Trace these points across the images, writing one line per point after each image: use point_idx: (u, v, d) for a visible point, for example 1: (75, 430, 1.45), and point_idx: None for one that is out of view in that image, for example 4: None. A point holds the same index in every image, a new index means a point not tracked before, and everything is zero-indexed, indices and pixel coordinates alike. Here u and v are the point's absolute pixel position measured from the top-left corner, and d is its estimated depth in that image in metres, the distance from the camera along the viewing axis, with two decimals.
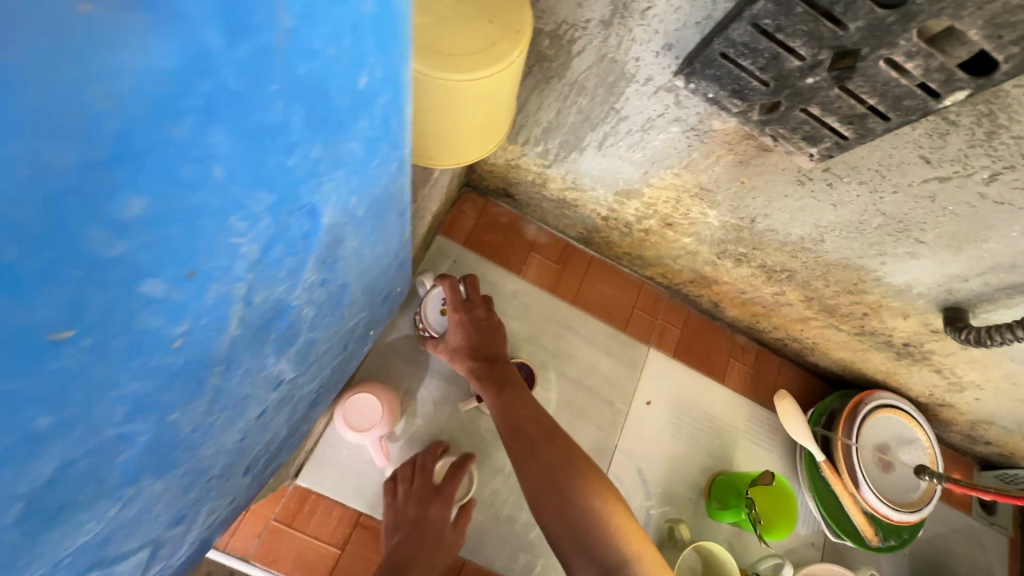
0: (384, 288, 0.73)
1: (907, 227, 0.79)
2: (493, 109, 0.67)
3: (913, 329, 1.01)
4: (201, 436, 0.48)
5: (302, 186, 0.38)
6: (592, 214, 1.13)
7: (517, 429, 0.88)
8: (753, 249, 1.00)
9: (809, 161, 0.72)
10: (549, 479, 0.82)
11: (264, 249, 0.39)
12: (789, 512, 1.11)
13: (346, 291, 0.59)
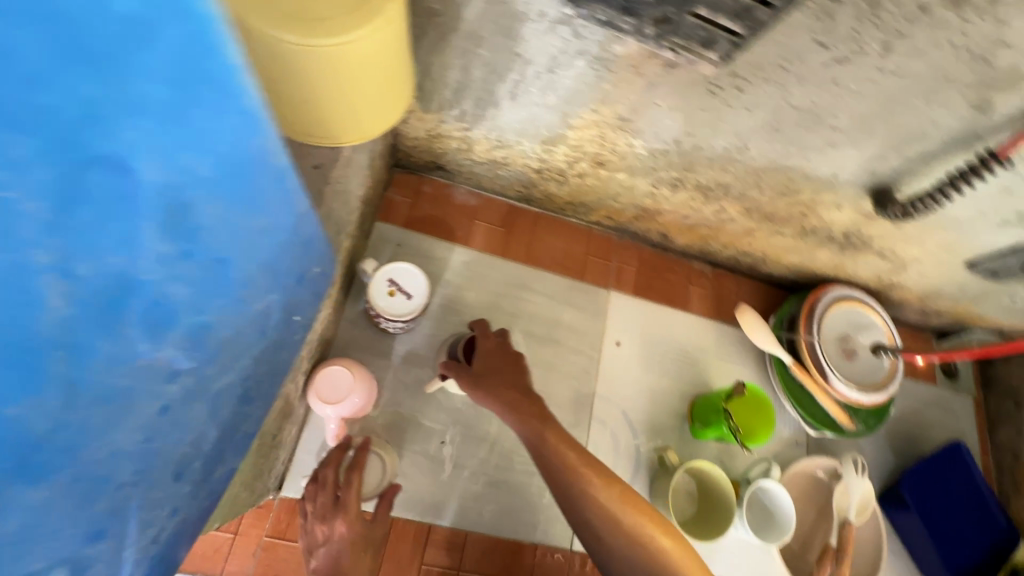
0: (307, 265, 0.60)
1: (821, 117, 0.81)
2: (381, 74, 0.65)
3: (849, 218, 1.04)
4: (71, 438, 0.34)
5: (88, 75, 0.26)
6: (525, 169, 1.12)
7: (561, 478, 0.78)
8: (685, 171, 1.01)
9: (714, 66, 0.74)
10: (607, 529, 0.75)
11: (48, 169, 0.27)
12: (768, 417, 1.13)
13: (258, 265, 0.48)
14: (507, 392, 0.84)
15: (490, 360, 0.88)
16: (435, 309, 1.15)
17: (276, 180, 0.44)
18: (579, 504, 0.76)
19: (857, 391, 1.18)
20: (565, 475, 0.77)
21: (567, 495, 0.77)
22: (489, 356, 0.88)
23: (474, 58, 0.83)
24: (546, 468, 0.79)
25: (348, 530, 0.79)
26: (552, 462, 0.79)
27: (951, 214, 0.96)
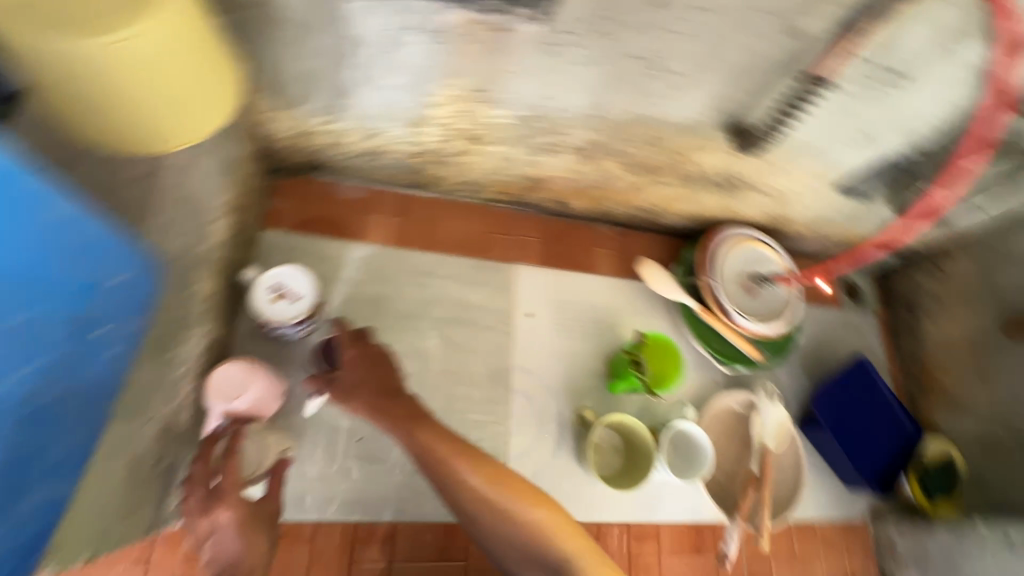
0: (101, 276, 0.64)
1: (658, 63, 0.83)
2: (188, 67, 0.64)
3: (719, 159, 1.08)
4: None
5: None
6: (404, 155, 1.11)
7: (442, 475, 0.87)
8: (555, 134, 1.02)
9: (531, 28, 0.77)
10: (483, 506, 0.84)
11: None
12: (674, 366, 1.21)
13: (13, 260, 0.56)
14: (380, 399, 0.94)
15: (356, 371, 0.96)
16: (336, 309, 1.13)
17: (9, 179, 0.50)
18: (460, 496, 0.85)
19: (760, 325, 1.25)
20: (446, 471, 0.86)
21: (451, 489, 0.86)
22: (353, 366, 0.95)
23: (311, 46, 0.82)
24: (429, 468, 0.87)
25: (234, 515, 0.73)
26: (433, 463, 0.87)
27: (805, 140, 1.01)
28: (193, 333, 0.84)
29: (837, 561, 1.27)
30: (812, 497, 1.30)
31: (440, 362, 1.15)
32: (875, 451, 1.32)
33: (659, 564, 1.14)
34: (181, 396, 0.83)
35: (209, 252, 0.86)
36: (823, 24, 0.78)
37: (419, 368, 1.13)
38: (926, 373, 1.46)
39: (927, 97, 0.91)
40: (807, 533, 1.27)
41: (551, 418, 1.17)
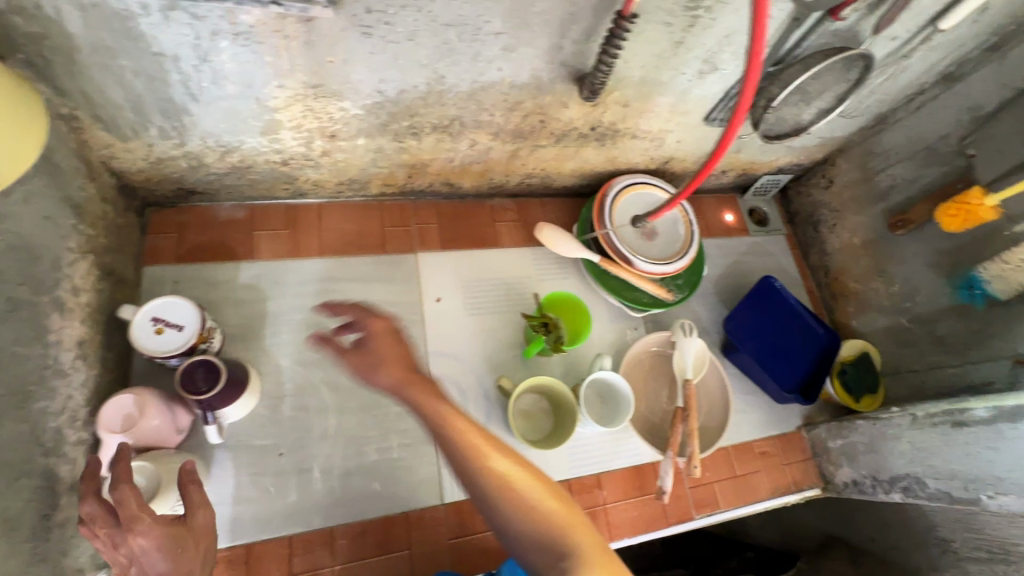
0: None
1: (477, 27, 0.84)
2: None
3: (581, 112, 1.10)
4: None
5: None
6: (272, 166, 1.10)
7: (459, 447, 0.76)
8: (412, 116, 1.02)
9: (327, 12, 0.75)
10: (492, 489, 0.73)
11: None
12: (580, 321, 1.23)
13: None
14: (396, 371, 0.85)
15: (386, 343, 0.88)
16: (237, 331, 1.12)
17: None
18: (472, 474, 0.74)
19: (662, 264, 1.28)
20: (465, 442, 0.76)
21: (465, 461, 0.75)
22: (388, 334, 0.89)
23: (121, 71, 0.80)
24: (444, 439, 0.77)
25: (155, 534, 0.70)
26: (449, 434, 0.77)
27: (654, 78, 1.04)
28: (66, 382, 0.83)
29: (777, 472, 1.32)
30: (745, 418, 1.35)
31: None
32: (799, 362, 1.34)
33: (603, 510, 1.16)
34: (65, 447, 0.81)
35: (68, 298, 0.84)
36: None
37: (333, 373, 1.13)
38: (835, 280, 1.52)
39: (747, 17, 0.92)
40: (744, 452, 1.31)
41: (474, 394, 1.19)
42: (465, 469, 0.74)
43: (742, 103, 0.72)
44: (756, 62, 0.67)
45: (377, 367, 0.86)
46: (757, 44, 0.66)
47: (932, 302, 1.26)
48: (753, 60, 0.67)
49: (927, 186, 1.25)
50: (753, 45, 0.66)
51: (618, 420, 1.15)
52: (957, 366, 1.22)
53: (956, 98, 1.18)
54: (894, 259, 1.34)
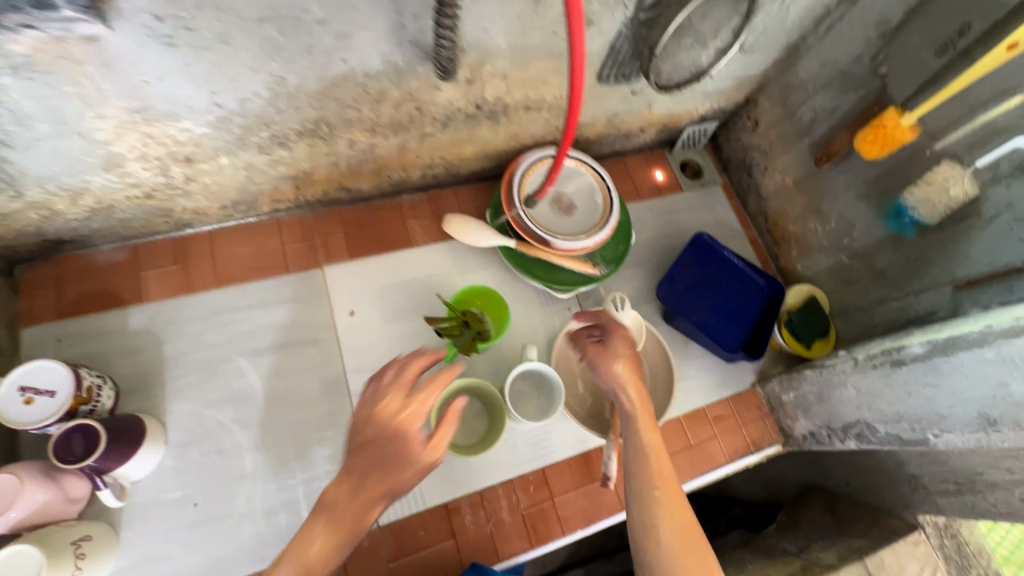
0: None
1: (296, 17, 0.74)
2: None
3: (458, 92, 1.01)
4: None
5: None
6: (137, 201, 1.01)
7: (652, 473, 0.81)
8: (269, 126, 0.94)
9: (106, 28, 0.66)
10: (654, 527, 0.77)
11: None
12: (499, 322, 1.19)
13: None
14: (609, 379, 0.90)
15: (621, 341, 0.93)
16: (133, 381, 1.05)
17: None
18: (642, 503, 0.79)
19: (582, 239, 1.20)
20: (658, 474, 0.80)
21: (646, 484, 0.80)
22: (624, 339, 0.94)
23: None
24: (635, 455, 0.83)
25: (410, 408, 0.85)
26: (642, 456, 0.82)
27: (526, 43, 0.95)
28: None
29: (734, 435, 1.27)
30: (693, 384, 1.30)
31: (265, 395, 1.09)
32: (741, 319, 1.29)
33: (552, 505, 1.12)
34: None
35: None
36: None
37: (244, 410, 1.07)
38: (775, 225, 1.45)
39: None
40: (696, 419, 1.27)
41: None
42: (642, 493, 0.80)
43: (576, 62, 0.66)
44: (576, 10, 0.61)
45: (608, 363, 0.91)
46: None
47: (867, 235, 1.20)
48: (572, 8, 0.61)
49: (847, 114, 1.17)
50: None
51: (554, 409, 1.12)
52: (900, 299, 1.16)
53: (861, 14, 1.09)
54: (827, 195, 1.27)
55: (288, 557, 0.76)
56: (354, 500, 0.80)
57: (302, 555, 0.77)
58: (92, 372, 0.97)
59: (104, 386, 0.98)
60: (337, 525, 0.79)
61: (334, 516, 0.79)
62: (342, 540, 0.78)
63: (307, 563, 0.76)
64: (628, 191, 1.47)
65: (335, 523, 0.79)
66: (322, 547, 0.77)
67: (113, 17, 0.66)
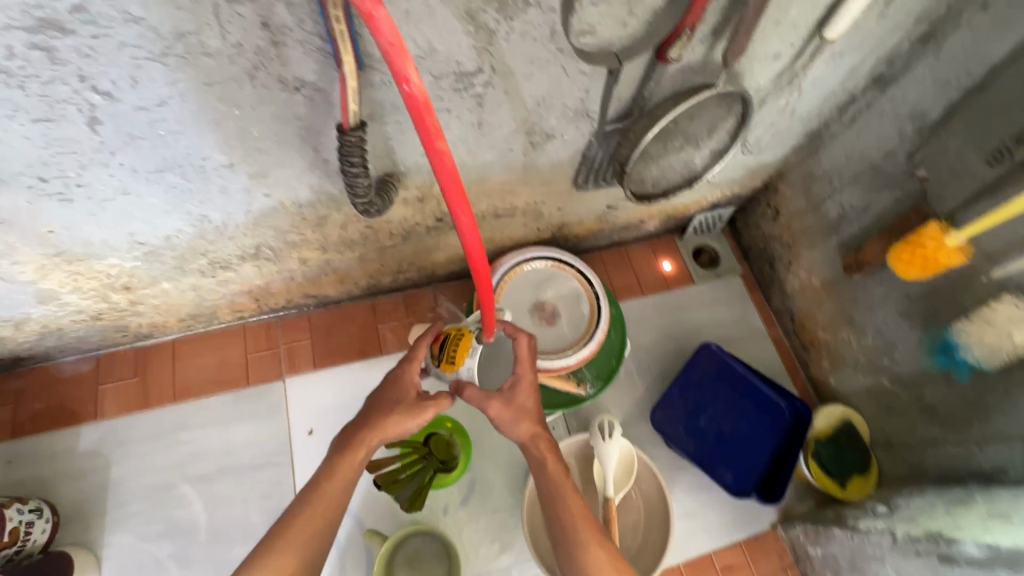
0: None
1: (197, 165, 0.67)
2: None
3: (411, 208, 0.91)
4: None
5: None
6: (86, 322, 0.98)
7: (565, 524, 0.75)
8: (205, 255, 0.87)
9: None
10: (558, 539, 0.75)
11: None
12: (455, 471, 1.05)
13: None
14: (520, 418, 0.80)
15: (525, 390, 0.81)
16: (75, 509, 1.01)
17: None
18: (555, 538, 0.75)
19: (563, 355, 1.06)
20: (567, 518, 0.75)
21: (563, 536, 0.75)
22: (531, 388, 0.81)
23: None
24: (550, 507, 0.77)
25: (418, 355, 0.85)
26: (554, 503, 0.77)
27: (480, 160, 0.83)
28: None
29: None
30: (696, 523, 1.11)
31: (209, 527, 1.02)
32: (754, 453, 1.11)
33: None
34: None
35: None
36: (317, 71, 0.58)
37: (183, 545, 1.00)
38: (803, 328, 1.23)
39: (548, 81, 0.71)
40: (699, 569, 1.07)
41: (354, 547, 1.01)
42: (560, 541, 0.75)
43: (469, 241, 0.54)
44: (456, 192, 0.48)
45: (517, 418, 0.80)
46: (445, 175, 0.47)
47: (913, 361, 0.98)
48: (450, 190, 0.48)
49: (880, 217, 0.97)
50: (439, 177, 0.47)
51: (538, 559, 0.96)
52: (957, 444, 0.93)
53: (892, 105, 0.91)
54: (861, 306, 1.06)
55: (297, 505, 0.72)
56: (351, 441, 0.76)
57: (307, 499, 0.72)
58: (27, 506, 0.93)
59: (38, 522, 0.93)
60: (332, 466, 0.75)
61: (336, 455, 0.75)
62: (344, 474, 0.74)
63: (311, 508, 0.72)
64: (629, 286, 1.31)
65: (336, 464, 0.75)
66: (323, 486, 0.73)
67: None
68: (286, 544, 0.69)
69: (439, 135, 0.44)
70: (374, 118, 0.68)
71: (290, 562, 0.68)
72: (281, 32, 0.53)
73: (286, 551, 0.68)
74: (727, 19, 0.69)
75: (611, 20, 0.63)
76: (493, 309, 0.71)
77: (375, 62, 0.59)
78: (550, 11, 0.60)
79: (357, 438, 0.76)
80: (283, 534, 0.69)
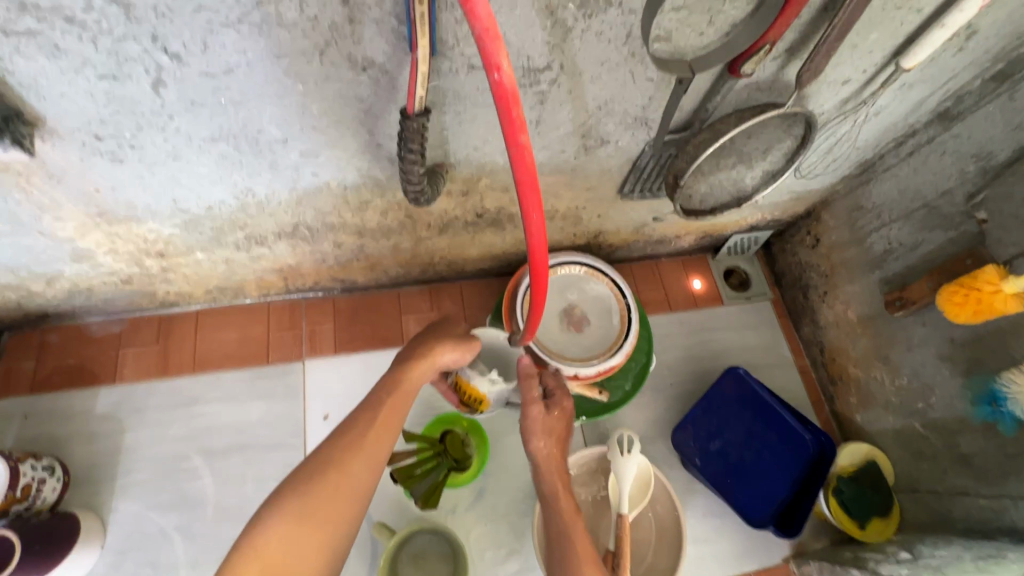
0: None
1: (251, 138, 0.66)
2: None
3: (453, 202, 0.89)
4: None
5: None
6: (116, 285, 0.97)
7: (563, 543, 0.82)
8: (243, 229, 0.86)
9: (37, 143, 0.61)
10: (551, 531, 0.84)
11: None
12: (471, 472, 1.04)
13: None
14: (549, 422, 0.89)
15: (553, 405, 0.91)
16: (84, 472, 1.00)
17: None
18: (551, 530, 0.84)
19: (593, 362, 1.04)
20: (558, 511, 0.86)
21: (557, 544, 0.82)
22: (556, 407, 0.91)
23: None
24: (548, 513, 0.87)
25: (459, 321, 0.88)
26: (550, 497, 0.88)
27: None
28: None
29: None
30: (707, 550, 1.09)
31: (216, 503, 1.01)
32: (774, 484, 1.08)
33: None
34: None
35: None
36: (387, 53, 0.57)
37: (188, 519, 0.99)
38: (832, 361, 1.20)
39: (614, 84, 0.69)
40: None
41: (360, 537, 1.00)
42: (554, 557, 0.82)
43: (534, 240, 0.53)
44: (531, 188, 0.47)
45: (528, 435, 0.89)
46: (522, 169, 0.46)
47: (950, 407, 0.95)
48: (524, 185, 0.47)
49: (930, 256, 0.94)
50: (515, 172, 0.46)
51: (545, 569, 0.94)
52: (990, 497, 0.89)
53: (956, 142, 0.89)
54: (898, 345, 1.03)
55: (357, 417, 0.71)
56: (409, 365, 0.76)
57: (370, 408, 0.72)
58: (40, 463, 0.92)
59: (48, 479, 0.93)
60: (394, 380, 0.75)
61: (396, 376, 0.75)
62: (406, 394, 0.74)
63: (373, 413, 0.71)
64: (657, 302, 1.29)
65: (396, 382, 0.75)
66: (385, 405, 0.72)
67: (45, 136, 0.61)
68: (353, 451, 0.67)
69: (522, 128, 0.44)
70: (434, 107, 0.67)
71: (355, 471, 0.65)
72: (360, 10, 0.51)
73: (354, 457, 0.66)
74: (805, 38, 0.67)
75: (689, 29, 0.61)
76: (537, 319, 0.71)
77: (447, 48, 0.58)
78: (630, 13, 0.58)
79: (415, 363, 0.77)
80: (348, 441, 0.67)
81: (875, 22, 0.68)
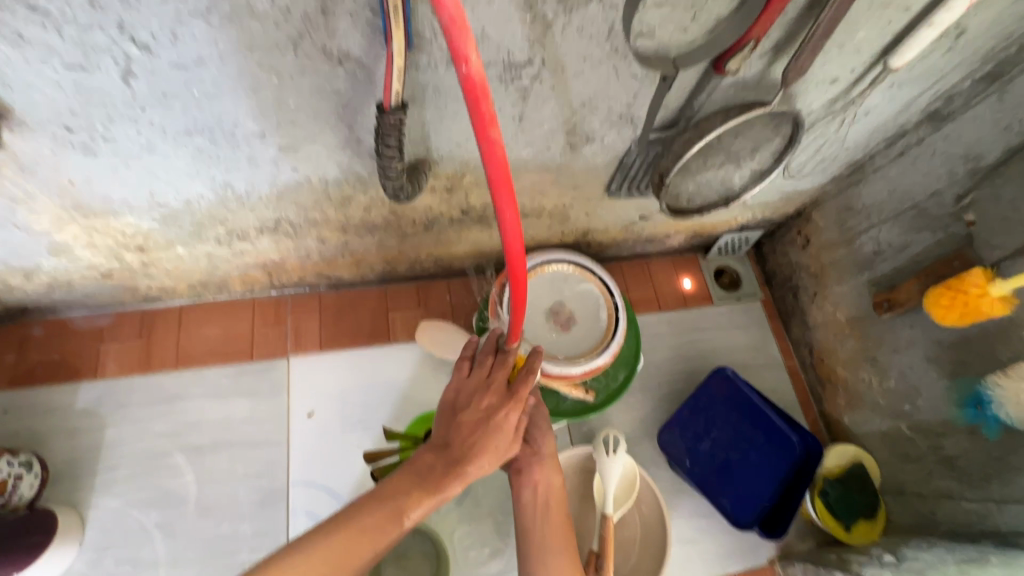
0: None
1: (227, 132, 0.65)
2: None
3: (438, 198, 0.88)
4: None
5: None
6: (97, 279, 0.96)
7: (545, 548, 0.77)
8: (224, 224, 0.85)
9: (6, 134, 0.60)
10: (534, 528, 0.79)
11: None
12: None
13: None
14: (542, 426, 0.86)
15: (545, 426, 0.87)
16: (65, 468, 0.99)
17: None
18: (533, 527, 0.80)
19: (579, 362, 1.03)
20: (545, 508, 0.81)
21: (537, 541, 0.78)
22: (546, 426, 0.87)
23: None
24: (533, 506, 0.82)
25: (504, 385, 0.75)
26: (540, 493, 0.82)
27: (514, 157, 0.81)
28: None
29: None
30: (692, 551, 1.09)
31: (198, 500, 1.00)
32: (760, 486, 1.08)
33: None
34: None
35: None
36: (363, 46, 0.56)
37: (170, 516, 0.98)
38: (821, 362, 1.19)
39: (597, 81, 0.68)
40: None
41: None
42: (530, 558, 0.77)
43: (509, 237, 0.52)
44: (503, 185, 0.47)
45: (536, 435, 0.85)
46: (493, 166, 0.45)
47: (936, 410, 0.95)
48: (497, 182, 0.47)
49: (918, 258, 0.94)
50: (487, 169, 0.45)
51: None
52: (974, 501, 0.89)
53: (946, 143, 0.88)
54: (886, 347, 1.02)
55: (372, 508, 0.64)
56: (446, 474, 0.68)
57: (388, 503, 0.64)
58: (17, 459, 0.91)
59: (27, 475, 0.92)
60: (424, 489, 0.67)
61: (427, 482, 0.67)
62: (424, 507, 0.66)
63: (389, 513, 0.64)
64: (646, 301, 1.28)
65: (425, 486, 0.67)
66: (402, 512, 0.64)
67: (15, 128, 0.60)
68: (351, 547, 0.60)
69: (493, 123, 0.43)
70: (413, 101, 0.65)
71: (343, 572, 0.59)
72: (332, 2, 0.50)
73: (347, 559, 0.59)
74: (792, 36, 0.66)
75: (672, 25, 0.60)
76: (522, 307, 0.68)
77: (425, 42, 0.57)
78: (611, 8, 0.57)
79: (454, 474, 0.68)
80: (351, 538, 0.61)
81: (863, 20, 0.67)
